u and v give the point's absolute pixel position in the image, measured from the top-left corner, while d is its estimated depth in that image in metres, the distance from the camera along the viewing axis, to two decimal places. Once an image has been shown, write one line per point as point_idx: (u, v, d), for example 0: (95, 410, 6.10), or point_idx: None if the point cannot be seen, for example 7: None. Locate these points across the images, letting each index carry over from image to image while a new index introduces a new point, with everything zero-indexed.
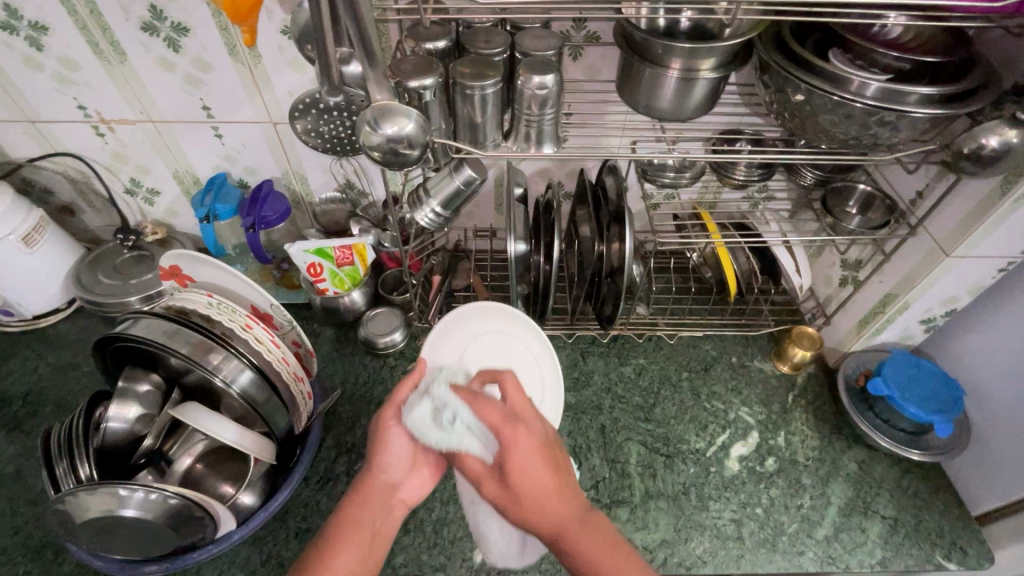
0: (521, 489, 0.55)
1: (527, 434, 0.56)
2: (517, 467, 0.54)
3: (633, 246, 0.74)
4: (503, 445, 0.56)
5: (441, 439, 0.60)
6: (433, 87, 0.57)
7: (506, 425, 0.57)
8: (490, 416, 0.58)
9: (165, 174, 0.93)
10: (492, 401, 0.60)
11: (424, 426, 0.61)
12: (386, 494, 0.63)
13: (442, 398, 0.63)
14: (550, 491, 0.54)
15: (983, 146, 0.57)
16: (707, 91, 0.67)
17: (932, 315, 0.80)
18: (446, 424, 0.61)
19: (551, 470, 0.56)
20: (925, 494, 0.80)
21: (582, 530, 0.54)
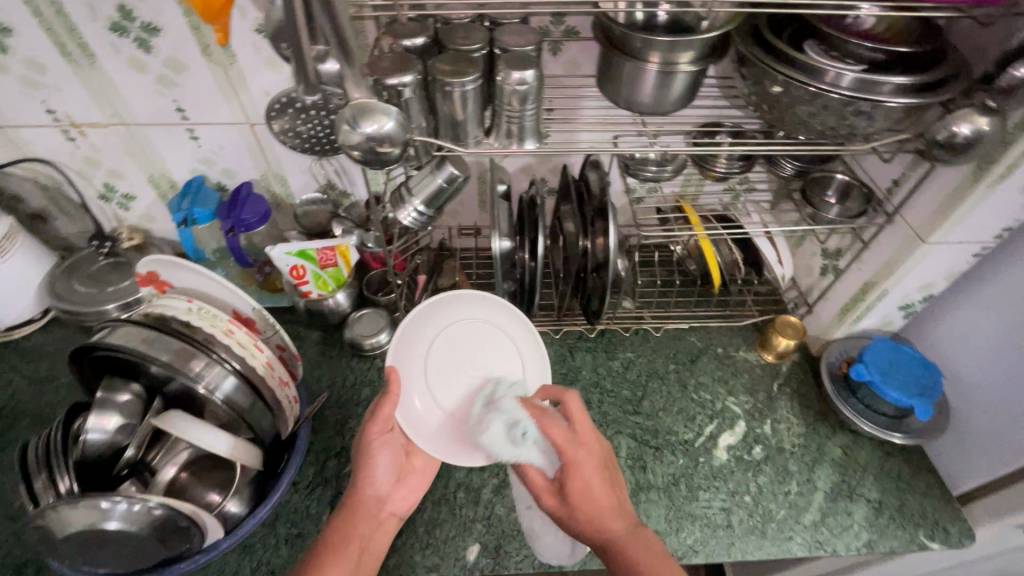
0: (581, 504, 0.61)
1: (589, 454, 0.63)
2: (578, 485, 0.61)
3: (616, 240, 0.76)
4: (569, 464, 0.62)
5: (510, 454, 0.64)
6: (413, 83, 0.56)
7: (572, 444, 0.63)
8: (559, 435, 0.63)
9: (140, 178, 0.91)
10: (558, 421, 0.64)
11: (495, 441, 0.64)
12: (377, 507, 0.68)
13: (512, 413, 0.66)
14: (606, 507, 0.61)
15: (956, 134, 0.58)
16: (687, 84, 0.67)
17: (910, 301, 0.81)
18: (519, 439, 0.64)
19: (606, 486, 0.63)
20: (907, 476, 0.81)
21: (635, 541, 0.60)
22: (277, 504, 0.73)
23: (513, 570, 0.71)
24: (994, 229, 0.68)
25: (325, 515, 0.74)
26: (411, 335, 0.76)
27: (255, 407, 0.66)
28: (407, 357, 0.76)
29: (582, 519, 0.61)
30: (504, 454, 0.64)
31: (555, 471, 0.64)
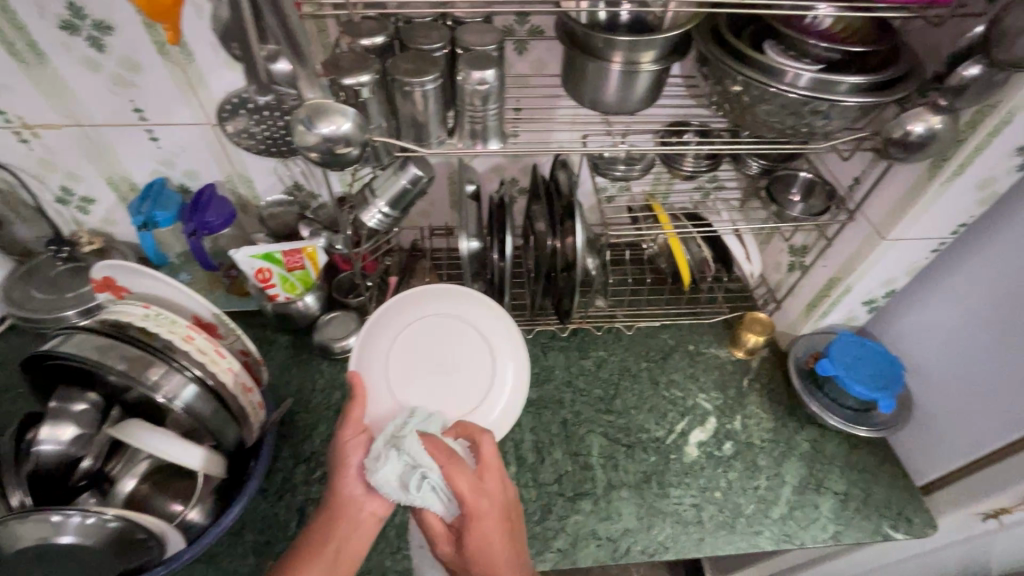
0: (476, 558, 0.59)
1: (491, 507, 0.60)
2: (475, 538, 0.59)
3: (583, 239, 0.76)
4: (467, 516, 0.59)
5: (406, 497, 0.60)
6: (371, 83, 0.56)
7: (475, 496, 0.59)
8: (460, 486, 0.59)
9: (99, 181, 0.88)
10: (463, 469, 0.60)
11: (390, 485, 0.60)
12: (354, 509, 0.65)
13: (414, 454, 0.61)
14: (502, 565, 0.58)
15: (910, 132, 0.59)
16: (650, 84, 0.68)
17: (874, 296, 0.83)
18: (415, 487, 0.60)
19: (504, 549, 0.59)
20: (873, 468, 0.83)
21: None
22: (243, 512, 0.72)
23: None
24: (950, 225, 0.70)
25: (293, 522, 0.73)
26: (378, 332, 0.78)
27: (218, 415, 0.65)
28: (373, 354, 0.77)
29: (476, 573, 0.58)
30: (400, 496, 0.60)
31: (455, 517, 0.61)
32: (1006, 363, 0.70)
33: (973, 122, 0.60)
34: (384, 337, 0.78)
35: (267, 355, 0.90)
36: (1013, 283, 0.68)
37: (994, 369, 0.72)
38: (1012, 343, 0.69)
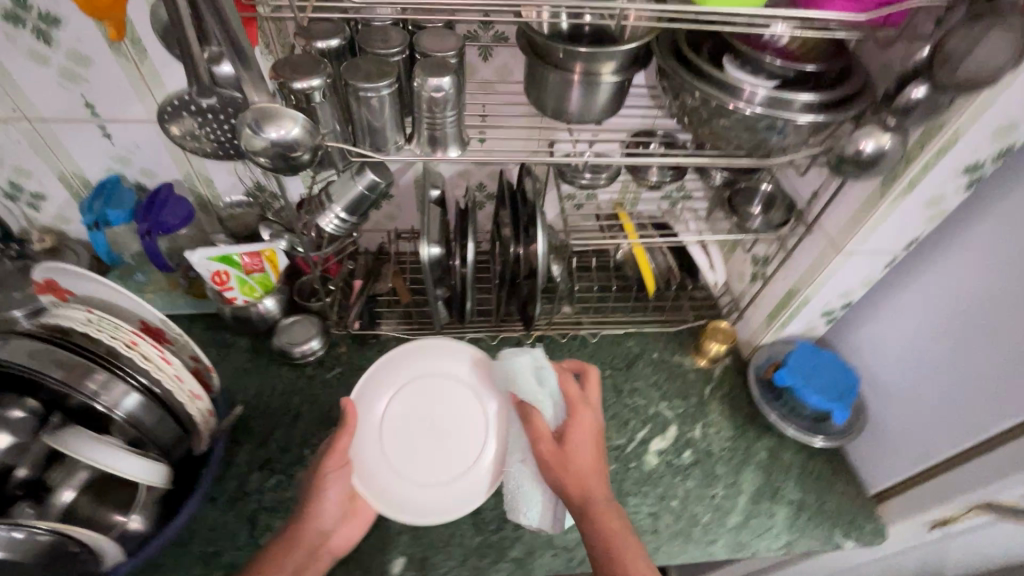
0: (573, 457, 0.65)
1: (593, 418, 0.69)
2: (578, 440, 0.66)
3: (545, 244, 0.75)
4: (573, 418, 0.68)
5: (531, 389, 0.70)
6: (322, 88, 0.54)
7: (584, 403, 0.69)
8: (573, 391, 0.70)
9: (50, 177, 0.85)
10: (575, 382, 0.71)
11: (524, 375, 0.71)
12: (316, 542, 0.65)
13: (542, 360, 0.73)
14: (594, 471, 0.65)
15: (861, 150, 0.60)
16: (612, 93, 0.68)
17: (832, 308, 0.84)
18: (541, 382, 0.70)
19: (596, 454, 0.67)
20: (827, 477, 0.84)
21: (610, 514, 0.62)
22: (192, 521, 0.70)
23: None
24: (900, 242, 0.71)
25: (244, 532, 0.71)
26: (377, 385, 0.77)
27: (163, 424, 0.63)
28: (369, 409, 0.76)
29: (571, 472, 0.64)
30: (526, 385, 0.70)
31: (558, 424, 0.69)
32: (958, 376, 0.71)
33: (921, 142, 0.61)
34: (381, 391, 0.77)
35: (224, 359, 0.88)
36: (962, 298, 0.70)
37: (946, 382, 0.73)
38: (962, 357, 0.70)
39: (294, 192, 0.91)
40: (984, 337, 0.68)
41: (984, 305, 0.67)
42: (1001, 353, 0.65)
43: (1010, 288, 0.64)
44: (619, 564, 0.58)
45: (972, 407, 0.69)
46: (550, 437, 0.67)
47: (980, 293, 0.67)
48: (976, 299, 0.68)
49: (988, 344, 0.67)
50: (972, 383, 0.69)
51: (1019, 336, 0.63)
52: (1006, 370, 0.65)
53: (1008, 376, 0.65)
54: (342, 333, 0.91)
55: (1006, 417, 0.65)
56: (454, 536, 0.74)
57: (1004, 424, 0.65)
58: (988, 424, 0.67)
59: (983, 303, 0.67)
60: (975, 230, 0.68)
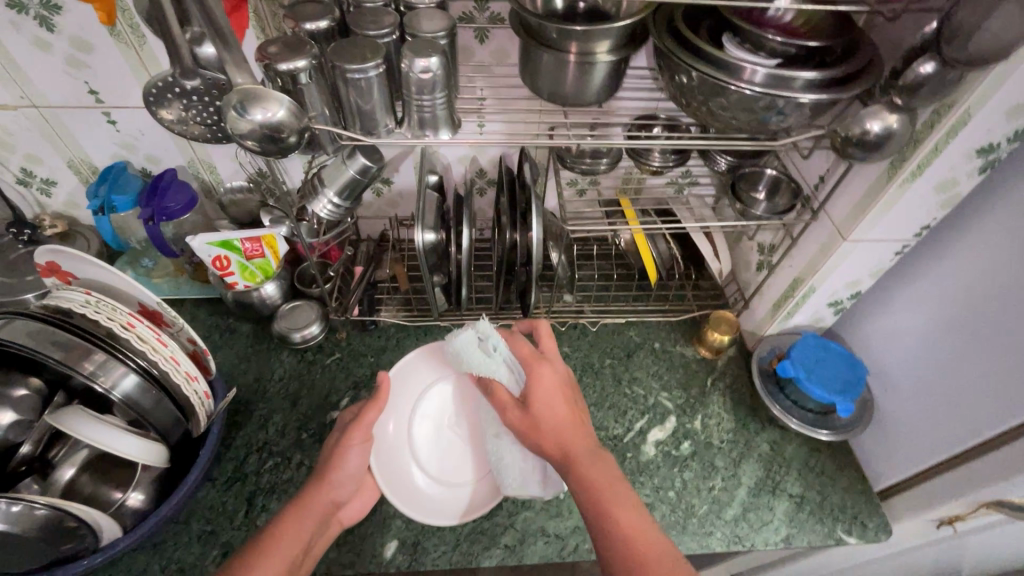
0: (542, 415, 0.65)
1: (553, 371, 0.68)
2: (539, 395, 0.66)
3: (540, 231, 0.74)
4: (530, 374, 0.67)
5: (483, 361, 0.72)
6: (308, 69, 0.54)
7: (540, 358, 0.69)
8: (522, 351, 0.69)
9: (60, 163, 0.87)
10: (525, 342, 0.71)
11: (471, 351, 0.73)
12: (327, 513, 0.65)
13: (486, 331, 0.74)
14: (566, 423, 0.64)
15: (867, 131, 0.58)
16: (608, 73, 0.66)
17: (840, 298, 0.82)
18: (490, 351, 0.73)
19: (568, 407, 0.66)
20: (832, 471, 0.82)
21: (589, 461, 0.61)
22: (190, 501, 0.72)
23: (429, 565, 0.70)
24: (912, 228, 0.69)
25: (240, 512, 0.73)
26: (405, 376, 0.81)
27: (160, 406, 0.64)
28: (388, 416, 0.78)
29: (542, 430, 0.64)
30: (474, 359, 0.72)
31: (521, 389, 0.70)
32: (970, 366, 0.68)
33: (931, 122, 0.58)
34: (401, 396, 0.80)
35: (226, 344, 0.89)
36: (976, 287, 0.67)
37: (957, 376, 0.70)
38: (975, 347, 0.68)
39: (295, 176, 0.92)
40: (997, 325, 0.64)
41: (998, 292, 0.64)
42: (1015, 341, 0.62)
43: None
44: (611, 514, 0.57)
45: (989, 399, 0.66)
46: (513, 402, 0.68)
47: (993, 280, 0.64)
48: (992, 287, 0.65)
49: (1002, 333, 0.64)
50: (985, 374, 0.66)
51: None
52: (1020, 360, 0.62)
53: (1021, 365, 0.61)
54: (341, 319, 0.91)
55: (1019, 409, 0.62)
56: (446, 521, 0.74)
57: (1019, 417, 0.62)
58: (1000, 417, 0.64)
59: (1007, 286, 0.63)
60: (989, 216, 0.65)
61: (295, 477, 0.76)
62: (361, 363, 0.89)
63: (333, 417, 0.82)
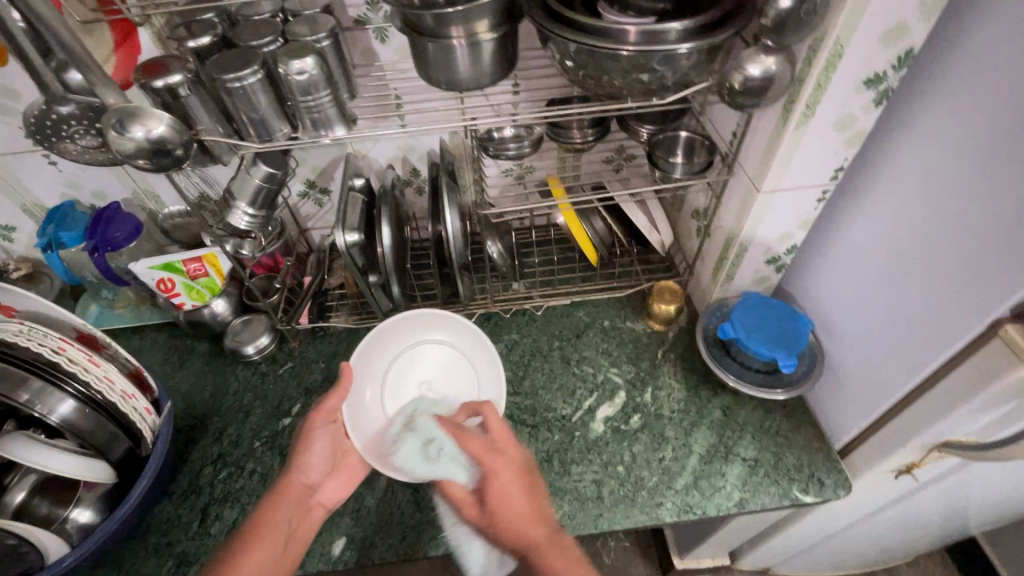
0: (501, 515, 0.63)
1: (507, 463, 0.65)
2: (497, 495, 0.63)
3: (451, 216, 0.76)
4: (486, 472, 0.64)
5: (422, 469, 0.67)
6: (184, 82, 0.58)
7: (492, 453, 0.65)
8: (472, 450, 0.65)
9: (13, 209, 0.92)
10: (475, 434, 0.67)
11: (411, 458, 0.68)
12: (297, 495, 0.68)
13: (430, 433, 0.70)
14: (526, 516, 0.63)
15: (747, 76, 0.57)
16: (497, 53, 0.67)
17: (776, 254, 0.81)
18: (433, 457, 0.67)
19: (528, 496, 0.64)
20: (787, 432, 0.80)
21: (553, 548, 0.62)
22: (146, 515, 0.74)
23: (376, 559, 0.71)
24: (824, 171, 0.68)
25: (195, 522, 0.74)
26: (367, 361, 0.79)
27: (100, 426, 0.65)
28: (366, 385, 0.80)
29: (500, 526, 0.63)
30: (417, 466, 0.67)
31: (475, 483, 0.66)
32: (908, 299, 0.64)
33: (809, 60, 0.58)
34: (379, 360, 0.81)
35: (185, 364, 0.92)
36: (908, 216, 0.63)
37: (902, 318, 0.66)
38: (910, 278, 0.64)
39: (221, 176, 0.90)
40: (930, 251, 0.61)
41: (928, 217, 0.61)
42: (949, 263, 0.58)
43: (956, 187, 0.57)
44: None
45: (925, 334, 0.62)
46: (471, 498, 0.66)
47: (923, 204, 0.61)
48: (922, 212, 0.61)
49: (933, 263, 0.61)
50: (922, 304, 0.63)
51: (960, 240, 0.57)
52: (955, 281, 0.58)
53: (957, 287, 0.58)
54: (290, 329, 0.92)
55: (959, 335, 0.58)
56: (394, 514, 0.75)
57: (959, 342, 0.58)
58: (941, 346, 0.60)
59: (930, 218, 0.60)
60: (910, 137, 0.62)
61: (247, 485, 0.77)
62: (312, 370, 0.90)
63: (284, 424, 0.84)
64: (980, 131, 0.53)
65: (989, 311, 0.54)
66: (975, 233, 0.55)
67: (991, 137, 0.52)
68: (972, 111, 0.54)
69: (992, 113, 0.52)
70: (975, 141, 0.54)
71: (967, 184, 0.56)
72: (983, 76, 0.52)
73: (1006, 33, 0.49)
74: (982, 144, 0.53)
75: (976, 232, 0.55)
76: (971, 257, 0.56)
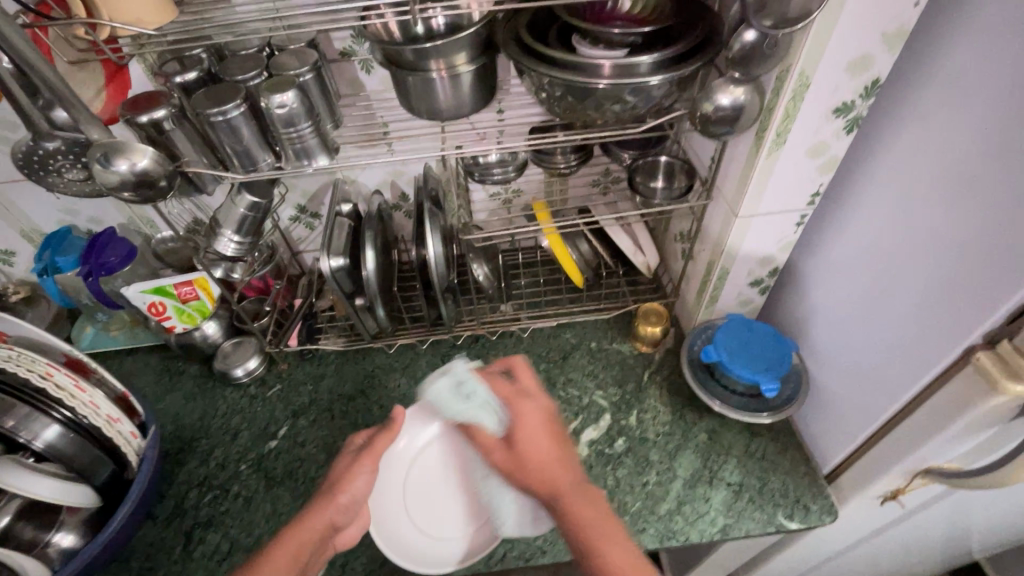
0: (525, 454, 0.60)
1: (536, 407, 0.64)
2: (524, 434, 0.61)
3: (433, 241, 0.78)
4: (513, 414, 0.63)
5: (461, 409, 0.69)
6: (169, 117, 0.61)
7: (522, 395, 0.64)
8: (501, 391, 0.65)
9: (13, 235, 0.95)
10: (503, 379, 0.67)
11: (449, 398, 0.71)
12: (326, 535, 0.63)
13: (463, 375, 0.72)
14: (550, 460, 0.60)
15: (718, 105, 0.58)
16: (476, 83, 0.68)
17: (759, 276, 0.81)
18: (467, 399, 0.69)
19: (553, 442, 0.62)
20: (772, 455, 0.79)
21: (579, 498, 0.58)
22: (130, 539, 0.74)
23: None
24: (800, 197, 0.69)
25: (178, 546, 0.75)
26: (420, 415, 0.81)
27: (85, 451, 0.66)
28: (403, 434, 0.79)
29: (526, 469, 0.60)
30: (456, 408, 0.69)
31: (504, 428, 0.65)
32: (892, 320, 0.63)
33: (778, 90, 0.59)
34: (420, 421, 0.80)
35: (175, 386, 0.93)
36: (888, 237, 0.63)
37: (885, 340, 0.65)
38: (891, 299, 0.63)
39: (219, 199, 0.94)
40: (910, 270, 0.60)
41: (908, 236, 0.60)
42: (929, 282, 0.58)
43: (933, 205, 0.56)
44: (598, 553, 0.54)
45: (906, 356, 0.62)
46: (499, 443, 0.64)
47: (902, 223, 0.61)
48: (900, 232, 0.61)
49: (912, 285, 0.60)
50: (905, 324, 0.61)
51: (937, 262, 0.56)
52: (932, 304, 0.57)
53: (935, 309, 0.57)
54: (279, 351, 0.93)
55: (942, 354, 0.57)
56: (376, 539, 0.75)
57: (941, 363, 0.57)
58: (924, 367, 0.59)
59: (908, 239, 0.60)
60: (887, 157, 0.62)
61: (231, 508, 0.78)
62: (300, 392, 0.91)
63: (270, 447, 0.84)
64: (954, 150, 0.53)
65: (970, 331, 0.53)
66: (953, 252, 0.54)
67: (964, 158, 0.52)
68: (945, 130, 0.54)
69: (964, 131, 0.52)
70: (950, 158, 0.54)
71: (940, 203, 0.55)
72: (955, 97, 0.52)
73: (975, 55, 0.49)
74: (956, 162, 0.53)
75: (955, 251, 0.54)
76: (950, 276, 0.55)
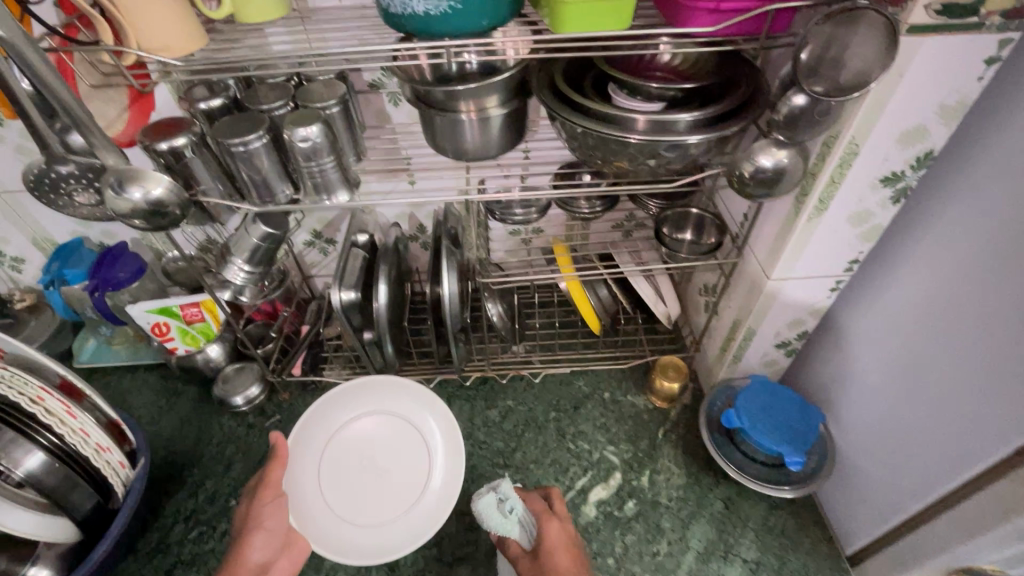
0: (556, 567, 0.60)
1: (567, 533, 0.65)
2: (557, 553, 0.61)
3: (448, 281, 0.75)
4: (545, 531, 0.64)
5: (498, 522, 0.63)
6: (189, 145, 0.60)
7: (553, 518, 0.66)
8: (537, 506, 0.67)
9: (25, 242, 0.95)
10: (540, 500, 0.69)
11: (489, 510, 0.64)
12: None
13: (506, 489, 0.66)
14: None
15: (760, 167, 0.54)
16: (507, 126, 0.66)
17: (786, 339, 0.77)
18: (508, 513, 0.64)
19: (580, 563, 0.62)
20: (792, 532, 0.75)
21: None
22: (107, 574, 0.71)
23: None
24: (837, 262, 0.65)
25: None
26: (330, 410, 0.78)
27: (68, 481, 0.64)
28: (324, 428, 0.77)
29: None
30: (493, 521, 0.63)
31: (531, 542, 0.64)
32: (935, 400, 0.59)
33: (822, 157, 0.56)
34: (347, 410, 0.78)
35: (172, 408, 0.90)
36: (926, 312, 0.60)
37: (920, 420, 0.61)
38: (930, 378, 0.60)
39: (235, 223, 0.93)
40: (958, 350, 0.56)
41: (951, 314, 0.57)
42: (978, 367, 0.54)
43: (983, 283, 0.53)
44: None
45: (945, 442, 0.58)
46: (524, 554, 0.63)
47: (946, 297, 0.57)
48: (940, 309, 0.58)
49: (954, 366, 0.56)
50: (948, 408, 0.57)
51: (986, 344, 0.53)
52: (980, 389, 0.53)
53: (980, 394, 0.53)
54: (281, 381, 0.90)
55: (987, 448, 0.53)
56: None
57: (989, 456, 0.52)
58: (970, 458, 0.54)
59: (950, 316, 0.57)
60: (932, 228, 0.59)
61: (217, 548, 0.74)
62: None
63: None
64: (1007, 227, 0.50)
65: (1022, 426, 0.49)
66: (1003, 334, 0.51)
67: (1012, 238, 0.50)
68: (999, 208, 0.51)
69: None
70: (1008, 235, 0.50)
71: (987, 283, 0.52)
72: (1008, 175, 0.50)
73: None
74: (1009, 242, 0.50)
75: (1004, 334, 0.51)
76: (1001, 362, 0.51)
